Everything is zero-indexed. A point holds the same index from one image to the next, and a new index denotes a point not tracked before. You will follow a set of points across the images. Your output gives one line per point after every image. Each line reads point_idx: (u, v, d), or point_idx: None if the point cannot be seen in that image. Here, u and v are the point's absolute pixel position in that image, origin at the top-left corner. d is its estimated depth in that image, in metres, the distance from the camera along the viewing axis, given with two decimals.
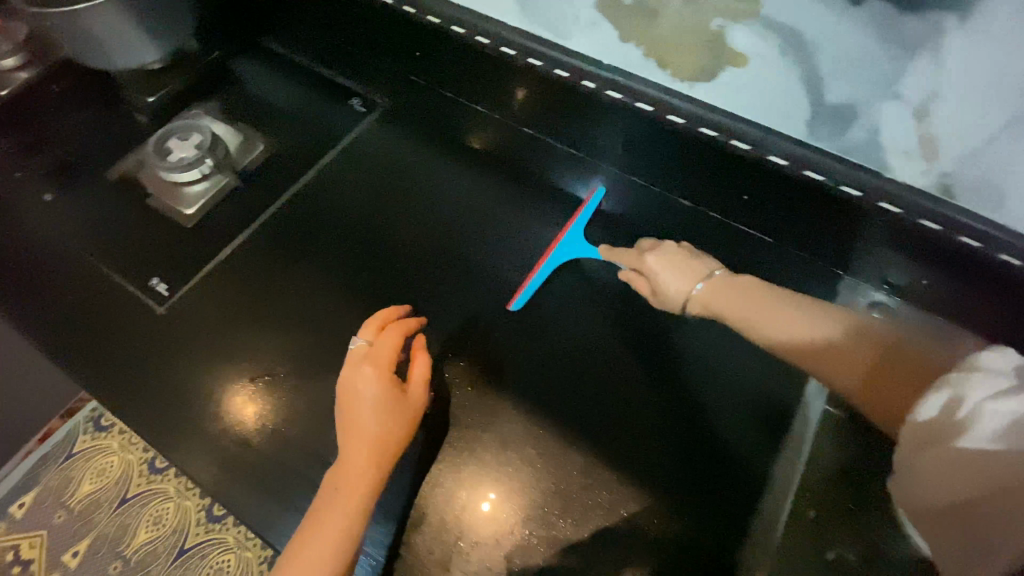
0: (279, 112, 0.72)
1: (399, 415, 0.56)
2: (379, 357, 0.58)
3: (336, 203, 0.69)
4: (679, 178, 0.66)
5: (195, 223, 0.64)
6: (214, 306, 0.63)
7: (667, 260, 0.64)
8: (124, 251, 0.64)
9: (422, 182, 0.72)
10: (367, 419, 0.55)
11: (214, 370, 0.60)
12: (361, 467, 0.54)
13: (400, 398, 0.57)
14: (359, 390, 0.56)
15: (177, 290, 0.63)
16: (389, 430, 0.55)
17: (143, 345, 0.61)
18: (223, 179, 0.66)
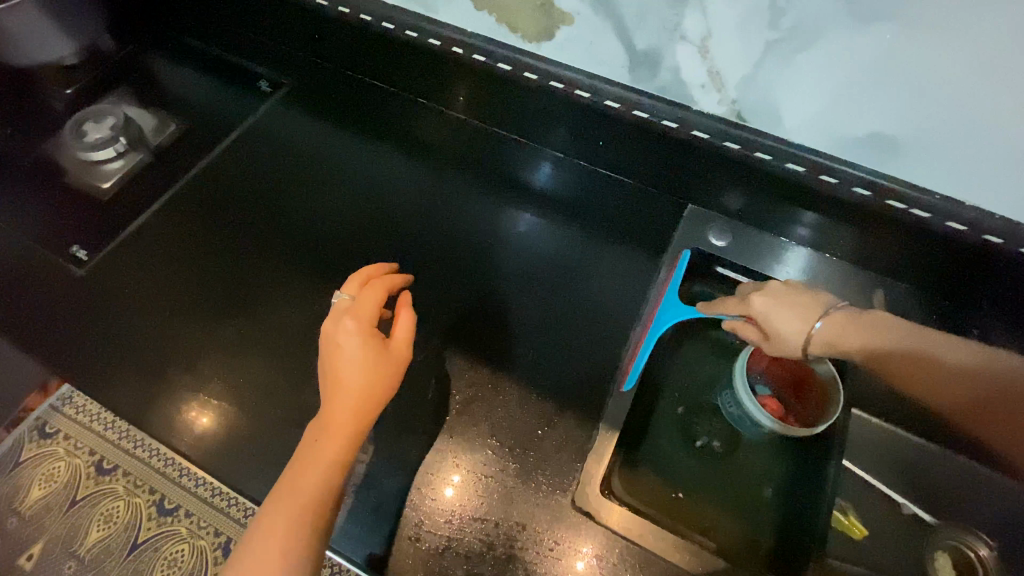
0: (186, 98, 0.78)
1: (381, 367, 0.58)
2: (361, 312, 0.60)
3: (258, 194, 0.74)
4: (582, 146, 0.75)
5: (112, 196, 0.69)
6: (141, 268, 0.67)
7: (780, 297, 0.58)
8: (42, 226, 0.68)
9: (336, 161, 0.78)
10: (350, 370, 0.57)
11: (131, 323, 0.65)
12: (348, 413, 0.56)
13: (383, 350, 0.59)
14: (347, 344, 0.58)
15: (99, 254, 0.67)
16: (372, 378, 0.57)
17: (64, 307, 0.65)
18: (137, 156, 0.72)
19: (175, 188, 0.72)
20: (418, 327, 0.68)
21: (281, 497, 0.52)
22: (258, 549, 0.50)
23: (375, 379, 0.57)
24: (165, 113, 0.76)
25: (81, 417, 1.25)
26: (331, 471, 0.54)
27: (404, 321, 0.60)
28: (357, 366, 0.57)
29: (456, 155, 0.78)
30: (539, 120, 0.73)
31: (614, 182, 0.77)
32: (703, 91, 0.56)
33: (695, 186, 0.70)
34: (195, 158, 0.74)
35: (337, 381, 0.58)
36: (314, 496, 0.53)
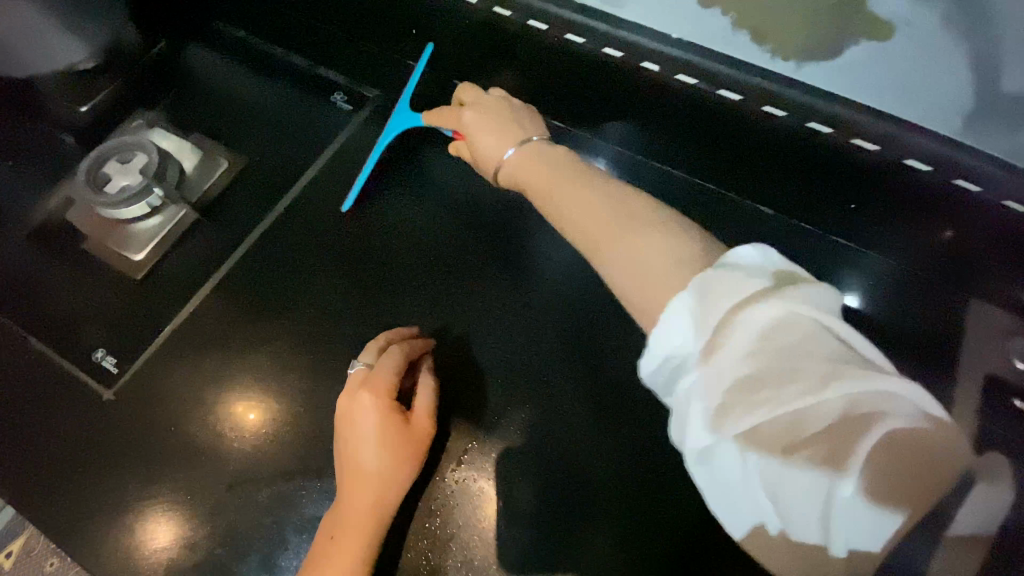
0: (238, 120, 0.58)
1: (405, 455, 0.44)
2: (378, 383, 0.45)
3: (325, 255, 0.53)
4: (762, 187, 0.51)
5: (146, 271, 0.50)
6: (193, 385, 0.48)
7: (482, 113, 0.46)
8: (57, 317, 0.50)
9: (439, 206, 0.55)
10: (367, 465, 0.43)
11: (175, 460, 0.47)
12: (362, 516, 0.43)
13: (408, 435, 0.44)
14: (360, 425, 0.44)
15: (134, 363, 0.49)
16: (397, 474, 0.43)
17: (85, 437, 0.47)
18: (178, 211, 0.52)
19: (232, 258, 0.52)
20: (571, 475, 0.47)
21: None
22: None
23: (401, 474, 0.43)
24: (212, 144, 0.56)
25: None
26: None
27: (427, 392, 0.46)
28: (379, 457, 0.43)
29: None
30: (747, 164, 0.50)
31: (851, 252, 0.52)
32: None
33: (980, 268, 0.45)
34: (251, 210, 0.54)
35: (349, 485, 0.43)
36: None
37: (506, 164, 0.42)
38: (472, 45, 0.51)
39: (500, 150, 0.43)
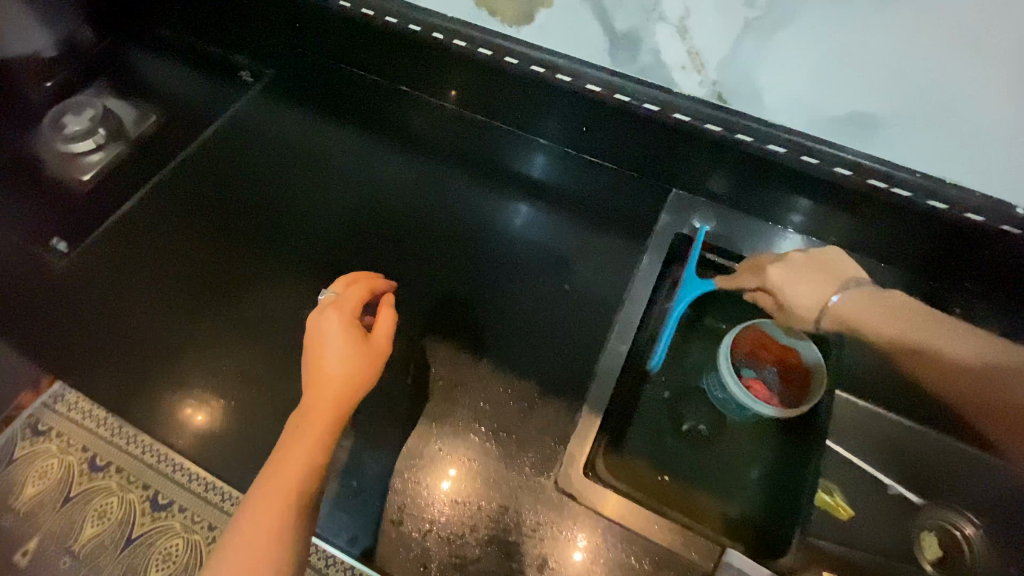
0: (166, 88, 0.78)
1: (362, 357, 0.56)
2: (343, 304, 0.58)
3: (231, 177, 0.74)
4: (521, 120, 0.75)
5: (91, 187, 0.69)
6: (124, 261, 0.66)
7: (790, 267, 0.61)
8: (22, 219, 0.67)
9: (317, 145, 0.77)
10: (332, 361, 0.55)
11: (110, 314, 0.63)
12: (328, 406, 0.54)
13: (366, 341, 0.57)
14: (329, 333, 0.56)
15: (82, 245, 0.66)
16: (355, 373, 0.55)
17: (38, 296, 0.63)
18: (117, 147, 0.71)
19: (160, 178, 0.71)
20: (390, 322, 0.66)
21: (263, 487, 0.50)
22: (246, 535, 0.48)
23: (359, 369, 0.55)
24: (146, 105, 0.75)
25: (71, 414, 1.28)
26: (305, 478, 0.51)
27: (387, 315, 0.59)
28: (343, 359, 0.55)
29: (437, 147, 0.78)
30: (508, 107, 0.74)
31: (598, 167, 0.75)
32: (675, 72, 0.55)
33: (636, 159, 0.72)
34: (174, 149, 0.73)
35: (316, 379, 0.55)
36: (300, 487, 0.50)
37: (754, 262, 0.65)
38: (334, 33, 0.74)
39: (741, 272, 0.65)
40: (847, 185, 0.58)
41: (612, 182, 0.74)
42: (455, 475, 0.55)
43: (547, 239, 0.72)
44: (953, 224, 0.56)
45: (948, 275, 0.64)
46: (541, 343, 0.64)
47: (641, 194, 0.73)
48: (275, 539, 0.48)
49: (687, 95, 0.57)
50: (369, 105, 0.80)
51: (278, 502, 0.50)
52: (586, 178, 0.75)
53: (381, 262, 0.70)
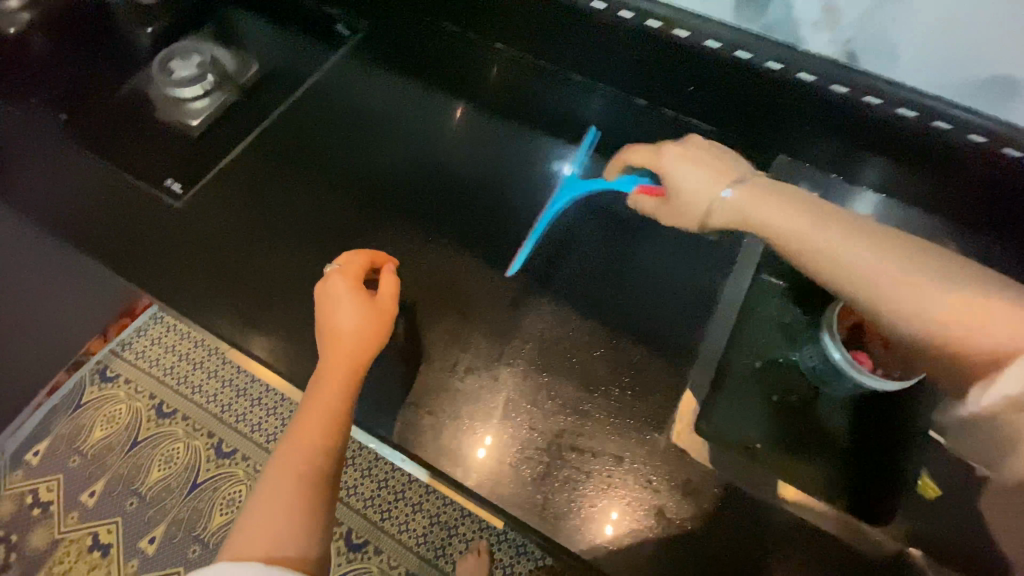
0: (263, 36, 0.77)
1: (372, 313, 0.59)
2: (345, 269, 0.62)
3: (327, 128, 0.74)
4: (622, 81, 0.73)
5: (201, 132, 0.70)
6: (235, 206, 0.68)
7: (693, 153, 0.55)
8: (136, 160, 0.69)
9: (410, 99, 0.77)
10: (343, 321, 0.58)
11: (223, 255, 0.66)
12: (342, 365, 0.57)
13: (370, 300, 0.60)
14: (335, 296, 0.60)
15: (196, 186, 0.68)
16: (365, 330, 0.58)
17: (157, 235, 0.66)
18: (224, 94, 0.72)
19: (264, 124, 0.72)
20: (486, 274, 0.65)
21: (289, 443, 0.54)
22: (273, 486, 0.51)
23: (369, 324, 0.58)
24: (246, 52, 0.76)
25: (139, 362, 1.33)
26: (326, 436, 0.54)
27: (389, 278, 0.62)
28: (350, 315, 0.58)
29: (529, 106, 0.76)
30: (608, 64, 0.71)
31: (699, 129, 0.72)
32: (807, 30, 0.53)
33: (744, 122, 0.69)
34: (274, 96, 0.74)
35: (329, 340, 0.58)
36: (323, 439, 0.54)
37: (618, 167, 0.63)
38: None
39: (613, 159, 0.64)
40: (979, 153, 0.55)
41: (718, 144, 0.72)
42: (490, 445, 0.57)
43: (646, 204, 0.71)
44: None
45: None
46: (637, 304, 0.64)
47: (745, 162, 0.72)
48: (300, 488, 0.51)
49: (813, 54, 0.55)
50: (463, 60, 0.78)
51: (302, 460, 0.53)
52: (687, 139, 0.73)
53: (475, 216, 0.70)
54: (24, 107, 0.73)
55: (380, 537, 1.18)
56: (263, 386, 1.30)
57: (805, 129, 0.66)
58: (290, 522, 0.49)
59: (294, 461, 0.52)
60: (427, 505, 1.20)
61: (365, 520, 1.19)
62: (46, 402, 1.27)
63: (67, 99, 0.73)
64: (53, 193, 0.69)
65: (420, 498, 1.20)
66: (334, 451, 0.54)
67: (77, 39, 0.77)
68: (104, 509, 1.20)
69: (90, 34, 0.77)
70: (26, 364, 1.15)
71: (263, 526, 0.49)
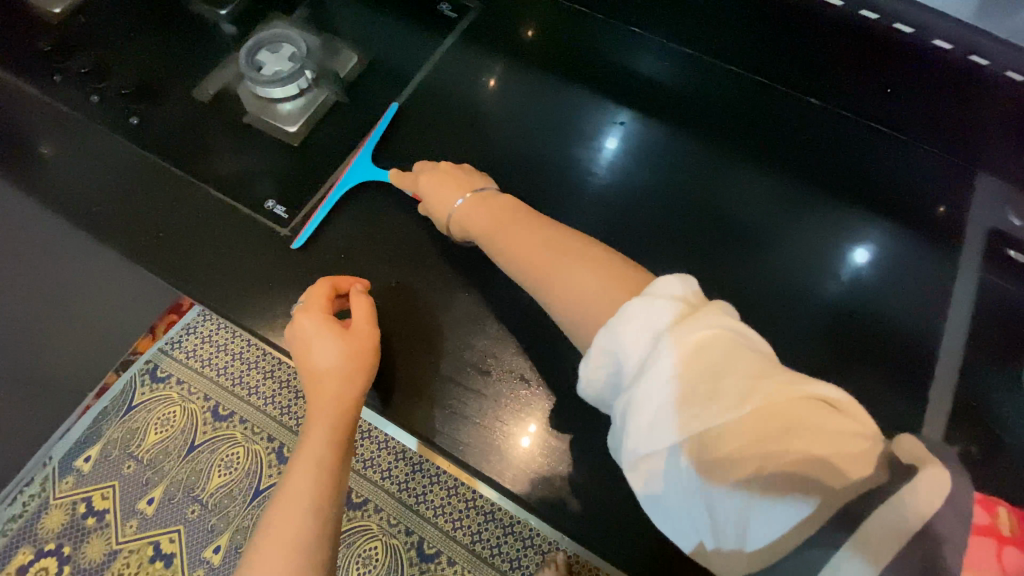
0: (358, 20, 0.66)
1: (353, 349, 0.53)
2: (310, 304, 0.54)
3: (442, 133, 0.64)
4: (786, 77, 0.62)
5: (300, 140, 0.61)
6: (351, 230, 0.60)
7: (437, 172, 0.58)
8: (228, 175, 0.60)
9: (530, 97, 0.66)
10: (324, 362, 0.53)
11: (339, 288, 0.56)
12: (329, 407, 0.52)
13: (345, 333, 0.53)
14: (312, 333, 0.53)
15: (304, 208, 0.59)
16: (351, 368, 0.53)
17: (261, 266, 0.58)
18: (322, 94, 0.62)
19: (371, 133, 0.62)
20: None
21: (277, 505, 0.49)
22: (261, 561, 0.46)
23: (350, 362, 0.53)
24: (341, 40, 0.65)
25: (190, 362, 1.27)
26: (321, 486, 0.50)
27: (362, 304, 0.55)
28: (334, 356, 0.53)
29: (676, 108, 0.66)
30: (772, 58, 0.61)
31: (873, 135, 0.63)
32: None
33: (941, 131, 0.59)
34: (376, 95, 0.63)
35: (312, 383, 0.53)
36: (319, 489, 0.49)
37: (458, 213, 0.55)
38: None
39: (452, 198, 0.56)
40: None
41: (894, 155, 0.62)
42: (536, 433, 0.55)
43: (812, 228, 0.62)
44: None
45: None
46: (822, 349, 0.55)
47: (929, 176, 0.62)
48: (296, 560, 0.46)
49: None
50: (589, 49, 0.68)
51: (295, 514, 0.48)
52: (858, 148, 0.63)
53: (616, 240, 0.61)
54: (84, 106, 0.63)
55: (453, 547, 1.13)
56: None
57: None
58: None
59: (285, 527, 0.47)
60: (499, 513, 1.15)
61: (436, 529, 1.14)
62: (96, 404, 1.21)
63: (136, 98, 0.63)
64: (130, 213, 0.59)
65: (492, 507, 1.15)
66: (331, 511, 0.50)
67: (141, 23, 0.66)
68: (164, 518, 1.15)
69: (157, 18, 0.66)
70: (77, 369, 1.08)
71: None
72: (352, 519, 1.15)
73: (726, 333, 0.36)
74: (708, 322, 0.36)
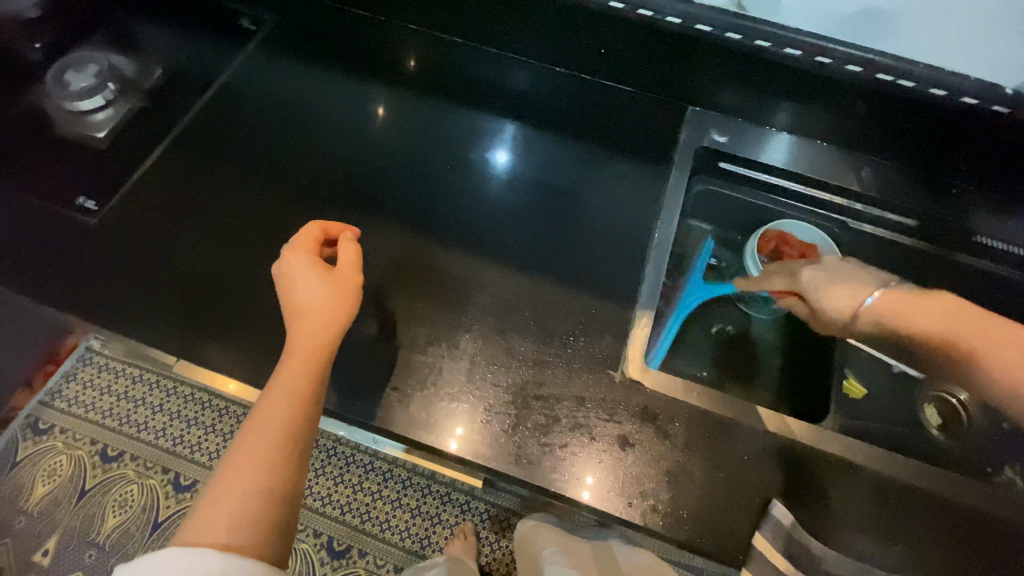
0: (163, 41, 0.74)
1: (337, 286, 0.55)
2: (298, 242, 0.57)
3: (242, 126, 0.71)
4: (535, 51, 0.75)
5: (106, 144, 0.67)
6: (155, 215, 0.65)
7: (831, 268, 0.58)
8: (42, 181, 0.65)
9: (327, 88, 0.75)
10: (308, 294, 0.55)
11: (151, 263, 0.62)
12: (313, 337, 0.53)
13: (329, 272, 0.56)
14: (298, 271, 0.56)
15: (112, 199, 0.64)
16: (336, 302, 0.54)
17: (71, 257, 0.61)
18: (127, 103, 0.69)
19: (173, 133, 0.69)
20: None
21: (252, 421, 0.49)
22: (233, 468, 0.45)
23: (336, 297, 0.54)
24: (147, 59, 0.73)
25: (73, 408, 1.25)
26: (301, 407, 0.50)
27: (347, 247, 0.57)
28: (317, 292, 0.55)
29: (459, 85, 0.76)
30: (518, 34, 0.73)
31: (613, 90, 0.76)
32: None
33: (653, 78, 0.73)
34: (181, 101, 0.71)
35: (297, 314, 0.55)
36: (296, 411, 0.49)
37: (870, 309, 0.52)
38: None
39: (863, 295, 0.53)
40: (858, 81, 0.60)
41: (629, 102, 0.76)
42: (462, 434, 0.54)
43: (576, 165, 0.73)
44: (959, 115, 0.59)
45: (951, 171, 0.67)
46: (584, 260, 0.66)
47: (661, 115, 0.75)
48: (263, 471, 0.45)
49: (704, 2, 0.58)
50: (377, 43, 0.78)
51: (275, 429, 0.48)
52: (602, 101, 0.76)
53: (409, 197, 0.70)
54: None
55: (363, 539, 1.17)
56: (214, 412, 1.25)
57: (709, 79, 0.69)
58: (252, 490, 0.44)
59: (256, 439, 0.47)
60: (405, 498, 1.20)
61: (344, 525, 1.17)
62: None
63: None
64: None
65: (397, 494, 1.19)
66: (303, 437, 0.49)
67: None
68: (60, 568, 1.12)
69: None
70: None
71: (226, 496, 0.44)
72: None
73: None
74: None
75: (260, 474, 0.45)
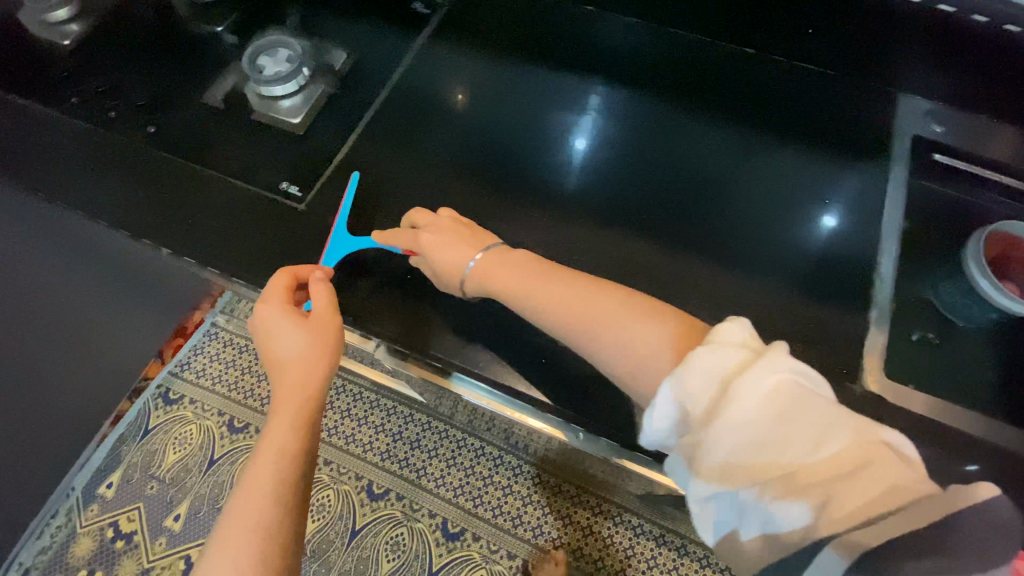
0: (343, 27, 0.75)
1: (315, 335, 0.55)
2: (272, 293, 0.56)
3: (423, 111, 0.71)
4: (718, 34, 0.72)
5: (302, 130, 0.68)
6: (351, 200, 0.65)
7: (439, 230, 0.60)
8: (242, 167, 0.66)
9: (503, 73, 0.74)
10: (286, 348, 0.54)
11: (353, 247, 0.63)
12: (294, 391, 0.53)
13: (308, 322, 0.55)
14: (273, 324, 0.55)
15: (316, 186, 0.65)
16: (314, 353, 0.54)
17: (280, 242, 0.63)
18: (319, 90, 0.70)
19: (364, 120, 0.69)
20: None
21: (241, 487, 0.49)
22: (228, 538, 0.46)
23: (313, 347, 0.54)
24: (331, 45, 0.73)
25: (200, 380, 1.31)
26: (290, 466, 0.50)
27: (320, 290, 0.57)
28: (296, 343, 0.54)
29: (634, 70, 0.74)
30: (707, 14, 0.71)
31: (801, 75, 0.72)
32: None
33: (857, 63, 0.68)
34: (364, 86, 0.71)
35: (277, 369, 0.55)
36: (285, 471, 0.49)
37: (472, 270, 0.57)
38: None
39: (463, 261, 0.58)
40: None
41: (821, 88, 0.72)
42: None
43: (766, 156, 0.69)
44: None
45: None
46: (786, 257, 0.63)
47: (857, 103, 0.71)
48: (258, 538, 0.46)
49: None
50: (551, 28, 0.77)
51: (265, 494, 0.48)
52: (791, 86, 0.72)
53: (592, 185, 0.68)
54: (102, 122, 0.69)
55: (477, 523, 1.18)
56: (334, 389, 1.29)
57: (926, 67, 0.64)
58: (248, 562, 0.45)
59: (248, 504, 0.47)
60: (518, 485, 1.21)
61: (459, 509, 1.19)
62: (112, 432, 1.25)
63: (148, 110, 0.69)
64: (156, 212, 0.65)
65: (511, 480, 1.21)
66: (297, 496, 0.50)
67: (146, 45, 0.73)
68: (191, 533, 1.18)
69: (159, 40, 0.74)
70: (90, 395, 1.13)
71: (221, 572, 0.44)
72: (376, 509, 1.20)
73: (788, 374, 0.39)
74: (773, 368, 0.39)
75: (255, 543, 0.46)
